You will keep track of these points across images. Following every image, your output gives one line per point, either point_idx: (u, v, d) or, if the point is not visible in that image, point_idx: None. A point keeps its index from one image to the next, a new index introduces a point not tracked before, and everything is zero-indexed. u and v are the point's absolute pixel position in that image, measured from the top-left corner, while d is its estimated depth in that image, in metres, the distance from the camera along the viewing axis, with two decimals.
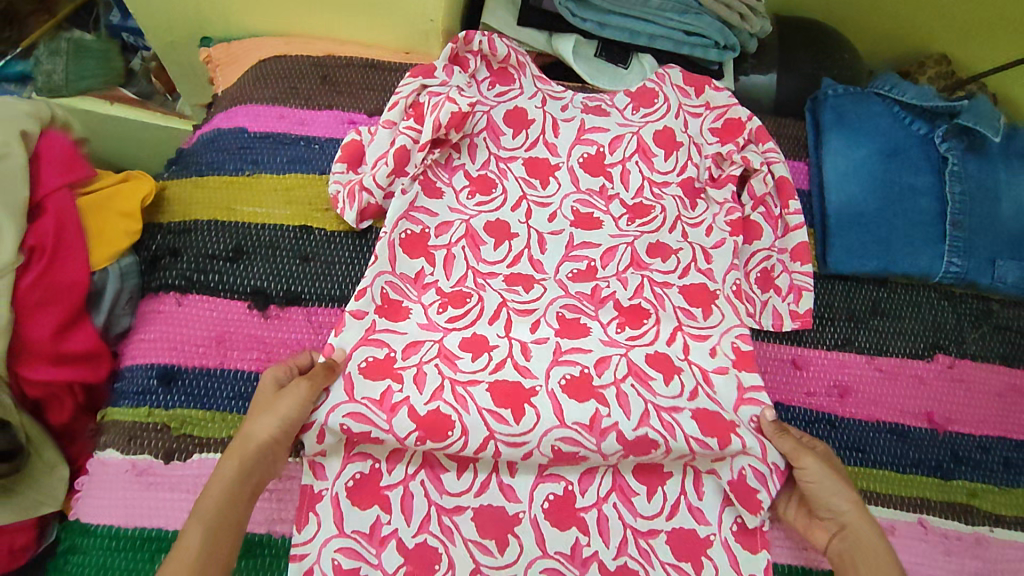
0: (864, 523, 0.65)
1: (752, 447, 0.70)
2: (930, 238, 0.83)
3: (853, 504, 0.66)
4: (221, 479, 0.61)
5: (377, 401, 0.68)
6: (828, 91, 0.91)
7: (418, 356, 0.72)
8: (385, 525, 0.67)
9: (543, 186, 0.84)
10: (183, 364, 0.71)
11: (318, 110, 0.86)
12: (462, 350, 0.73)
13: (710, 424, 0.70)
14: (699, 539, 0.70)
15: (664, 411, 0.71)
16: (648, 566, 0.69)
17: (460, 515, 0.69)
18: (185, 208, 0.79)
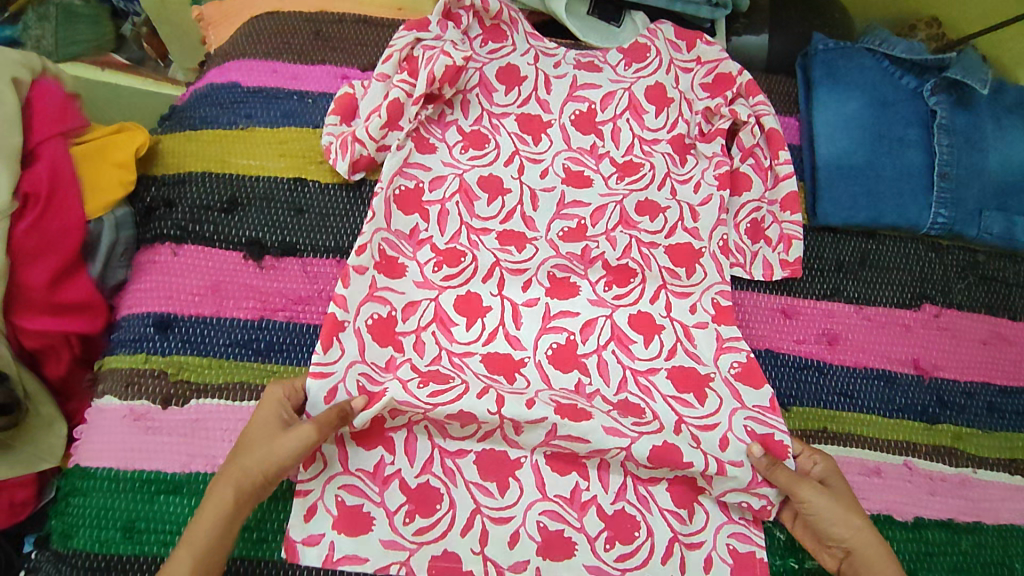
0: (877, 553, 0.62)
1: (725, 396, 0.73)
2: (919, 190, 0.84)
3: (870, 539, 0.63)
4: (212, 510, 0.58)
5: (383, 366, 0.71)
6: (817, 46, 0.91)
7: (416, 320, 0.74)
8: (388, 465, 0.68)
9: (535, 143, 0.84)
10: (180, 314, 0.71)
11: (311, 64, 0.86)
12: (456, 316, 0.75)
13: (684, 381, 0.74)
14: (695, 487, 0.71)
15: (641, 374, 0.74)
16: (645, 510, 0.70)
17: (462, 458, 0.69)
18: (179, 161, 0.79)
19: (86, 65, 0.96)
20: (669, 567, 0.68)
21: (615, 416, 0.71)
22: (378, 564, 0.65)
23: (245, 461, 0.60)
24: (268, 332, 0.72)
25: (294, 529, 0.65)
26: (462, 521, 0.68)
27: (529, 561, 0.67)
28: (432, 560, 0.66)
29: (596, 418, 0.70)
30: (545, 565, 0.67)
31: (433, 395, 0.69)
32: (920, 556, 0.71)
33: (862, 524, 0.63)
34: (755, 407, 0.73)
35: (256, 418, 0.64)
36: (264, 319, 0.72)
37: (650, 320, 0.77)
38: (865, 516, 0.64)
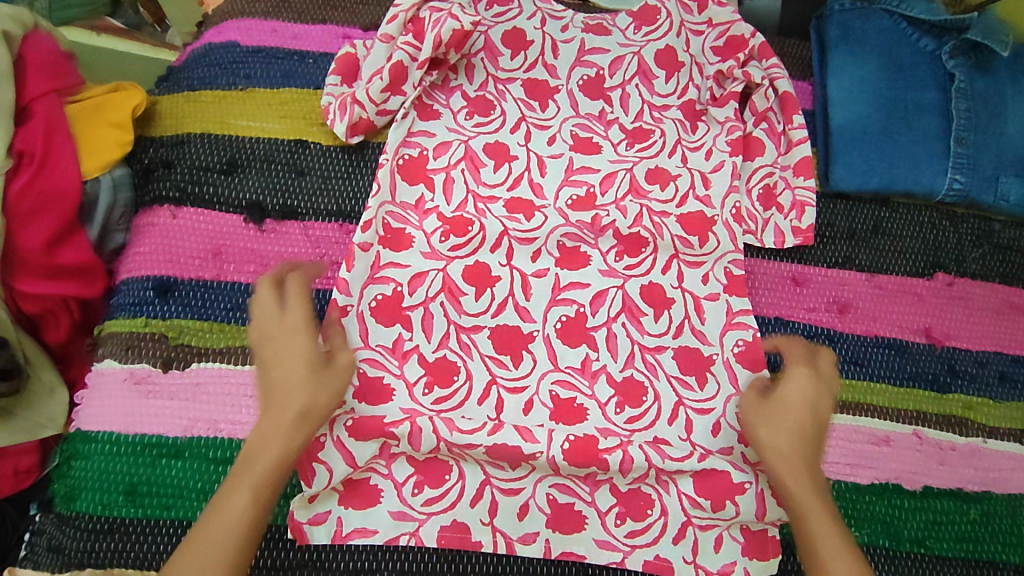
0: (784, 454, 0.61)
1: (724, 381, 0.72)
2: (934, 156, 0.82)
3: (777, 456, 0.61)
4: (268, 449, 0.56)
5: (390, 348, 0.70)
6: (834, 6, 0.88)
7: (424, 291, 0.72)
8: (394, 446, 0.66)
9: (542, 109, 0.82)
10: (180, 277, 0.70)
11: (312, 24, 0.84)
12: (466, 286, 0.73)
13: (689, 363, 0.73)
14: (732, 485, 0.67)
15: (649, 352, 0.73)
16: (662, 489, 0.68)
17: (471, 452, 0.66)
18: (177, 122, 0.77)
19: (78, 30, 0.96)
20: (681, 547, 0.67)
21: (610, 411, 0.70)
22: (388, 535, 0.65)
23: (292, 397, 0.58)
24: None
25: (299, 510, 0.64)
26: (472, 493, 0.66)
27: (539, 532, 0.66)
28: (441, 530, 0.65)
29: (590, 420, 0.69)
30: (554, 536, 0.66)
31: (438, 401, 0.69)
32: (927, 526, 0.70)
33: (773, 434, 0.62)
34: None
35: (272, 335, 0.61)
36: None
37: (661, 291, 0.75)
38: (786, 423, 0.62)
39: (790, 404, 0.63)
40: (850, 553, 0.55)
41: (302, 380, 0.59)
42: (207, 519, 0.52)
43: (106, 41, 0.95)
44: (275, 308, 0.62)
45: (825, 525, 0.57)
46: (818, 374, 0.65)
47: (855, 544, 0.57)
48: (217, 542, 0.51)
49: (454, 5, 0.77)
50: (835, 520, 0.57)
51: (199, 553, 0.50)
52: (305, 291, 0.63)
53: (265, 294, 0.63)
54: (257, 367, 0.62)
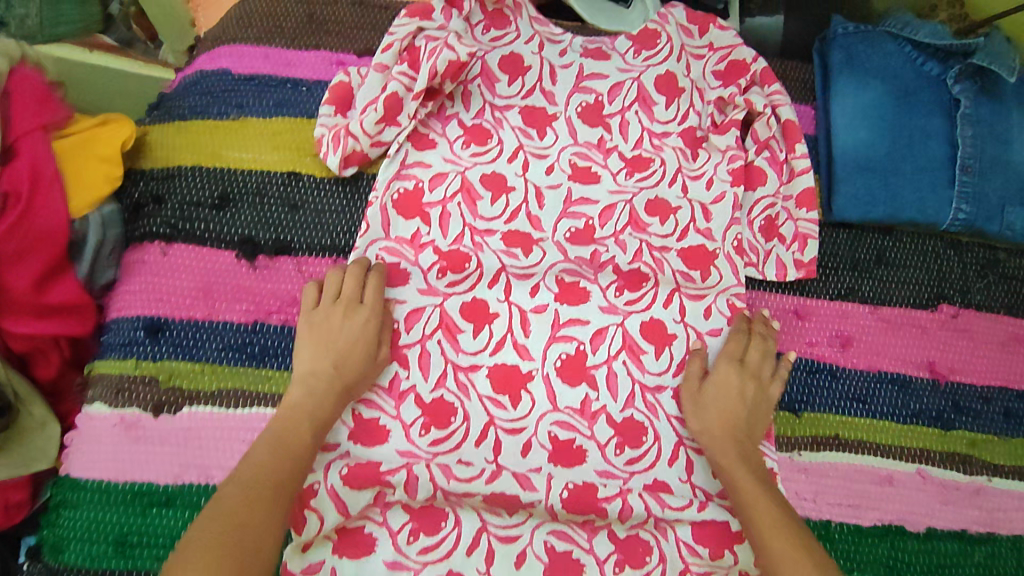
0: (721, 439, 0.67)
1: None
2: (939, 185, 0.80)
3: (708, 438, 0.67)
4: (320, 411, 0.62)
5: (386, 388, 0.69)
6: (837, 30, 0.86)
7: (421, 328, 0.71)
8: (390, 494, 0.65)
9: (540, 137, 0.81)
10: (171, 317, 0.69)
11: (305, 50, 0.82)
12: (464, 323, 0.72)
13: None
14: (729, 532, 0.67)
15: (650, 392, 0.72)
16: (660, 535, 0.67)
17: (469, 500, 0.66)
18: (169, 154, 0.75)
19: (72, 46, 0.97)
20: None
21: (610, 453, 0.69)
22: None
23: (350, 366, 0.65)
24: (262, 336, 0.69)
25: (292, 561, 0.62)
26: (468, 540, 0.65)
27: None
28: None
29: (589, 461, 0.69)
30: None
31: (435, 443, 0.67)
32: (930, 568, 0.70)
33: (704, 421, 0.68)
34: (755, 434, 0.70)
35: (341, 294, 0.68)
36: (258, 322, 0.70)
37: (661, 328, 0.74)
38: (715, 411, 0.68)
39: (721, 391, 0.69)
40: (778, 513, 0.60)
41: (356, 353, 0.66)
42: (265, 450, 0.58)
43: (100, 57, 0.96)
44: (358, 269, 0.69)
45: (749, 489, 0.62)
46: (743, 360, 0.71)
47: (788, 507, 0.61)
48: (271, 466, 0.57)
49: (449, 35, 0.76)
50: (761, 485, 0.63)
51: (257, 472, 0.56)
52: (376, 287, 0.69)
53: (331, 278, 0.69)
54: (314, 325, 0.67)
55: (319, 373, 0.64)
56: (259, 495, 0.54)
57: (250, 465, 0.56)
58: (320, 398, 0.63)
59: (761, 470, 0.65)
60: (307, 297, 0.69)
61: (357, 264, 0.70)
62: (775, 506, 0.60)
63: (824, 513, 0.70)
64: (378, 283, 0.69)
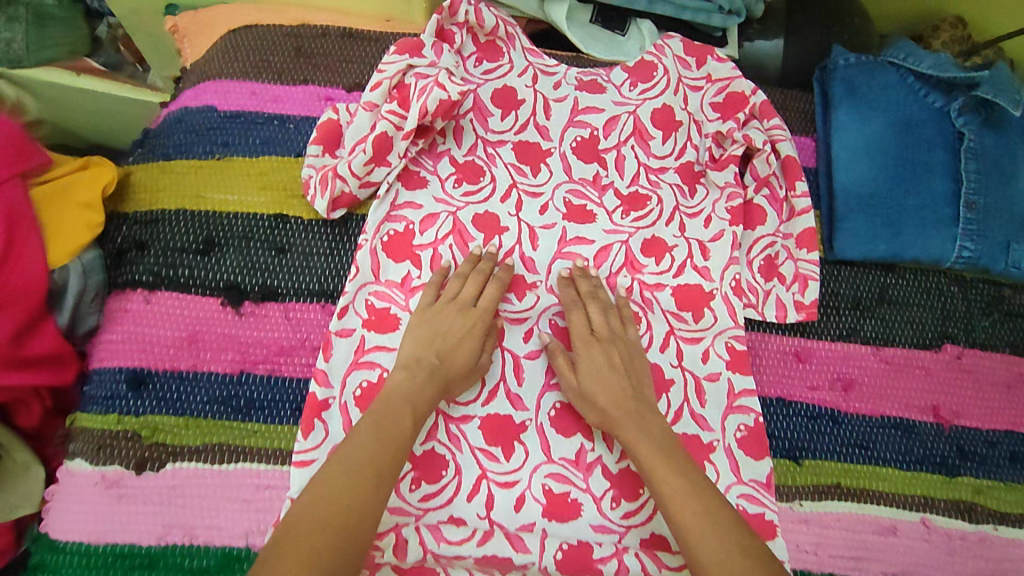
0: (623, 417, 0.64)
1: (725, 471, 0.70)
2: (944, 222, 0.78)
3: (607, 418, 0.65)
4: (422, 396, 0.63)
5: None
6: (838, 60, 0.85)
7: None
8: (379, 556, 0.64)
9: (534, 174, 0.79)
10: (153, 368, 0.67)
11: (293, 85, 0.80)
12: None
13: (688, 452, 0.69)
14: None
15: None
16: None
17: (459, 564, 0.64)
18: (152, 196, 0.73)
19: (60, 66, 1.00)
20: None
21: (606, 506, 0.67)
22: None
23: (454, 361, 0.66)
24: (248, 388, 0.67)
25: None
26: None
27: None
28: None
29: (584, 514, 0.67)
30: None
31: (425, 499, 0.66)
32: None
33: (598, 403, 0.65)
34: (754, 483, 0.69)
35: (455, 296, 0.69)
36: (244, 373, 0.68)
37: (657, 373, 0.73)
38: (600, 389, 0.66)
39: (597, 368, 0.67)
40: (684, 482, 0.58)
41: (464, 349, 0.67)
42: (367, 432, 0.58)
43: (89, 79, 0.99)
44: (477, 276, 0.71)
45: (655, 464, 0.60)
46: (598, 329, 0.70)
47: (693, 468, 0.60)
48: (371, 450, 0.57)
49: (441, 72, 0.73)
50: (660, 453, 0.60)
51: (360, 454, 0.56)
52: (494, 295, 0.70)
53: (453, 282, 0.71)
54: (428, 318, 0.68)
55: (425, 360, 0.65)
56: (360, 480, 0.54)
57: (351, 447, 0.56)
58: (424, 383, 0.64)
59: (662, 433, 0.63)
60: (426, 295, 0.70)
61: (476, 272, 0.71)
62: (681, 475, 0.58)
63: (826, 566, 0.68)
64: (495, 294, 0.70)
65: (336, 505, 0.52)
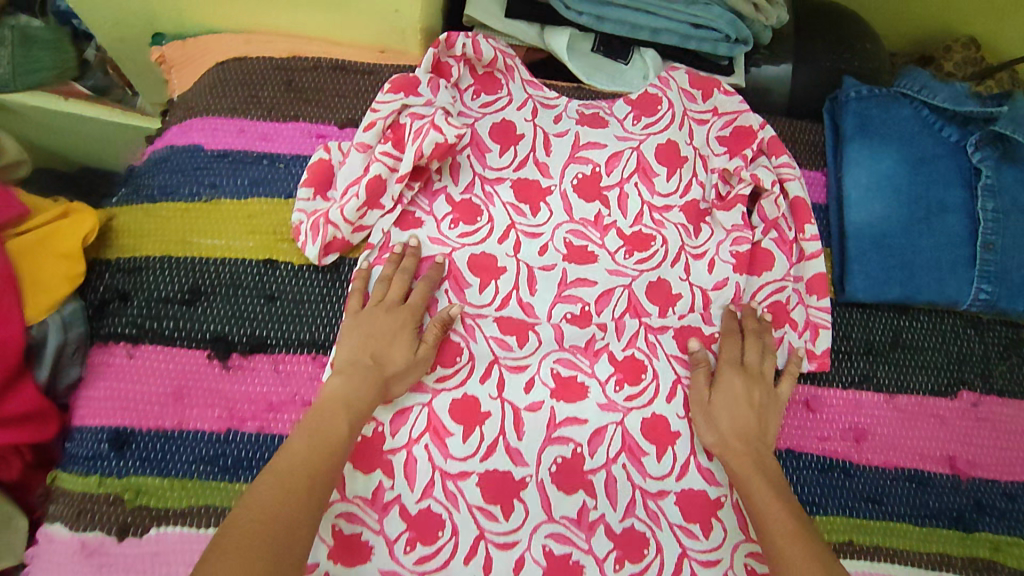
0: (744, 451, 0.65)
1: (733, 529, 0.68)
2: (959, 263, 0.75)
3: (727, 450, 0.66)
4: (360, 399, 0.62)
5: (369, 500, 0.65)
6: (850, 91, 0.81)
7: (407, 431, 0.67)
8: None
9: (533, 214, 0.76)
10: (136, 427, 0.64)
11: (283, 122, 0.77)
12: (454, 425, 0.67)
13: (692, 508, 0.68)
14: None
15: (651, 498, 0.68)
16: None
17: None
18: (135, 241, 0.70)
19: (46, 91, 0.96)
20: None
21: (608, 568, 0.65)
22: None
23: (387, 359, 0.64)
24: (236, 447, 0.65)
25: None
26: None
27: None
28: None
29: None
30: None
31: (421, 560, 0.64)
32: None
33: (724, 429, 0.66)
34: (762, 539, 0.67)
35: (382, 297, 0.68)
36: (231, 431, 0.65)
37: (664, 425, 0.70)
38: (733, 420, 0.67)
39: (735, 400, 0.68)
40: (794, 522, 0.58)
41: (394, 344, 0.65)
42: (304, 441, 0.57)
43: (76, 104, 0.96)
44: (400, 273, 0.69)
45: (770, 503, 0.60)
46: (749, 368, 0.70)
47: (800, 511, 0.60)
48: (308, 455, 0.56)
49: (436, 112, 0.71)
50: (781, 496, 0.61)
51: (297, 463, 0.54)
52: (423, 290, 0.69)
53: (376, 282, 0.69)
54: (356, 322, 0.66)
55: (354, 364, 0.64)
56: (296, 484, 0.53)
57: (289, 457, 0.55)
58: (359, 387, 0.62)
59: (778, 478, 0.64)
60: (352, 301, 0.68)
61: (401, 269, 0.69)
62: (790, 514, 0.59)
63: None
64: (425, 289, 0.69)
65: (271, 505, 0.50)
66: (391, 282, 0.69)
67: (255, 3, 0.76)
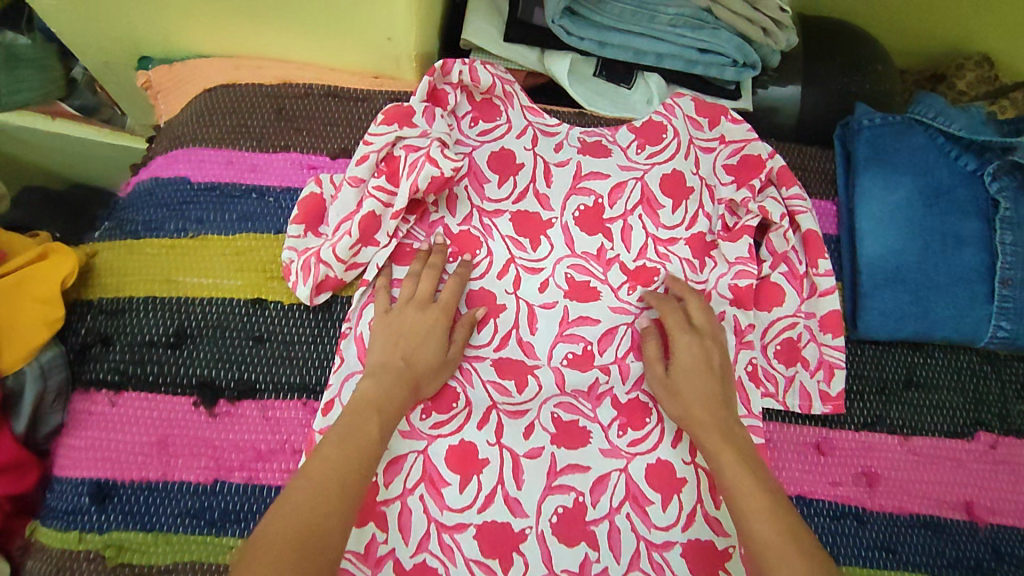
0: (707, 422, 0.63)
1: None
2: (977, 299, 0.72)
3: (691, 421, 0.64)
4: (394, 400, 0.60)
5: (362, 555, 0.62)
6: (863, 120, 0.78)
7: (401, 482, 0.65)
8: None
9: (533, 247, 0.74)
10: (119, 479, 0.62)
11: (272, 152, 0.74)
12: (450, 474, 0.65)
13: (700, 560, 0.65)
14: None
15: (656, 549, 0.65)
16: None
17: None
18: (119, 281, 0.68)
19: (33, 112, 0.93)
20: None
21: None
22: None
23: (420, 357, 0.63)
24: (224, 498, 0.62)
25: None
26: None
27: None
28: None
29: None
30: None
31: None
32: None
33: (685, 402, 0.65)
34: None
35: (411, 297, 0.67)
36: (218, 482, 0.62)
37: (668, 472, 0.68)
38: (691, 390, 0.65)
39: (693, 370, 0.66)
40: (765, 494, 0.57)
41: (428, 342, 0.64)
42: (333, 444, 0.55)
43: (64, 124, 0.93)
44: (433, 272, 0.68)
45: (737, 473, 0.59)
46: (701, 334, 0.68)
47: (771, 480, 0.58)
48: (339, 461, 0.53)
49: (432, 145, 0.68)
50: (745, 464, 0.59)
51: (327, 467, 0.52)
52: (453, 287, 0.68)
53: (405, 281, 0.68)
54: (384, 321, 0.65)
55: (389, 364, 0.62)
56: (326, 489, 0.51)
57: (320, 461, 0.53)
58: (393, 388, 0.61)
59: (745, 445, 0.62)
60: (380, 303, 0.67)
61: (431, 266, 0.68)
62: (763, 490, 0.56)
63: None
64: (456, 287, 0.68)
65: (307, 514, 0.49)
66: (419, 280, 0.68)
67: (244, 27, 0.73)
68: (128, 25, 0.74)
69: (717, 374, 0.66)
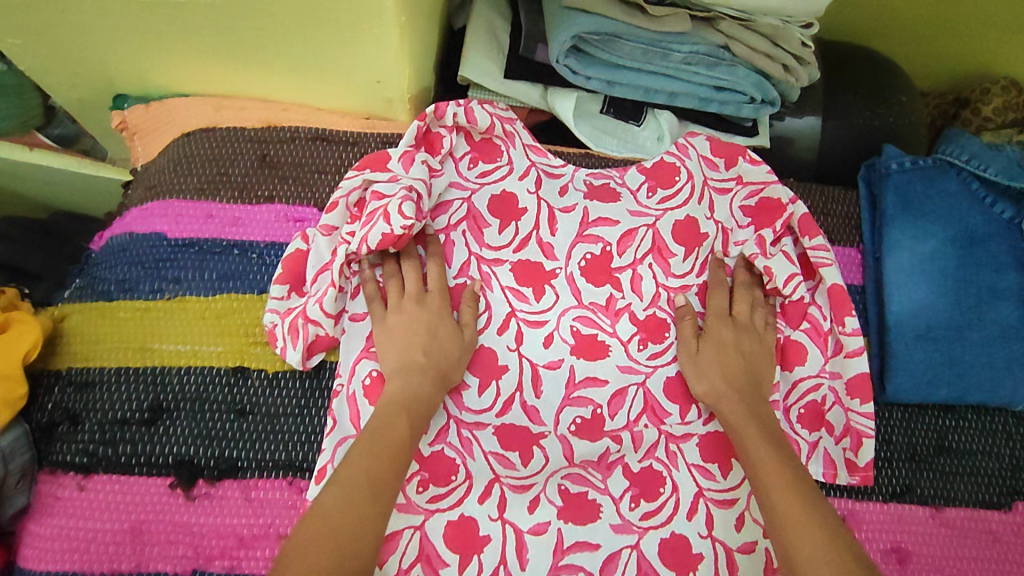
0: (733, 402, 0.62)
1: None
2: (1015, 361, 0.67)
3: (715, 398, 0.63)
4: (421, 390, 0.58)
5: None
6: (890, 164, 0.73)
7: (396, 562, 0.60)
8: None
9: (537, 298, 0.68)
10: (88, 571, 0.57)
11: (255, 204, 0.68)
12: (449, 553, 0.61)
13: None
14: None
15: None
16: None
17: None
18: (89, 349, 0.63)
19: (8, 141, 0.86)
20: None
21: None
22: None
23: (439, 351, 0.61)
24: None
25: None
26: None
27: None
28: None
29: None
30: None
31: None
32: None
33: (711, 379, 0.64)
34: None
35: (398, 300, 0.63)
36: (196, 572, 0.58)
37: (684, 548, 0.63)
38: (718, 367, 0.64)
39: (723, 352, 0.65)
40: (789, 471, 0.56)
41: (438, 327, 0.62)
42: (364, 438, 0.53)
43: (41, 155, 0.86)
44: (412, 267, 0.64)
45: (762, 449, 0.58)
46: (738, 324, 0.67)
47: (796, 460, 0.57)
48: (370, 459, 0.52)
49: (395, 196, 0.62)
50: (773, 445, 0.58)
51: (359, 466, 0.51)
52: (438, 272, 0.65)
53: (390, 278, 0.64)
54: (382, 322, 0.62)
55: (402, 364, 0.60)
56: (358, 490, 0.49)
57: (346, 466, 0.51)
58: (418, 383, 0.58)
59: (775, 429, 0.61)
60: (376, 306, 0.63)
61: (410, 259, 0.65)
62: (791, 469, 0.56)
63: None
64: (439, 273, 0.65)
65: (341, 513, 0.47)
66: (401, 278, 0.64)
67: (224, 66, 0.67)
68: (101, 63, 0.69)
69: (750, 361, 0.65)
